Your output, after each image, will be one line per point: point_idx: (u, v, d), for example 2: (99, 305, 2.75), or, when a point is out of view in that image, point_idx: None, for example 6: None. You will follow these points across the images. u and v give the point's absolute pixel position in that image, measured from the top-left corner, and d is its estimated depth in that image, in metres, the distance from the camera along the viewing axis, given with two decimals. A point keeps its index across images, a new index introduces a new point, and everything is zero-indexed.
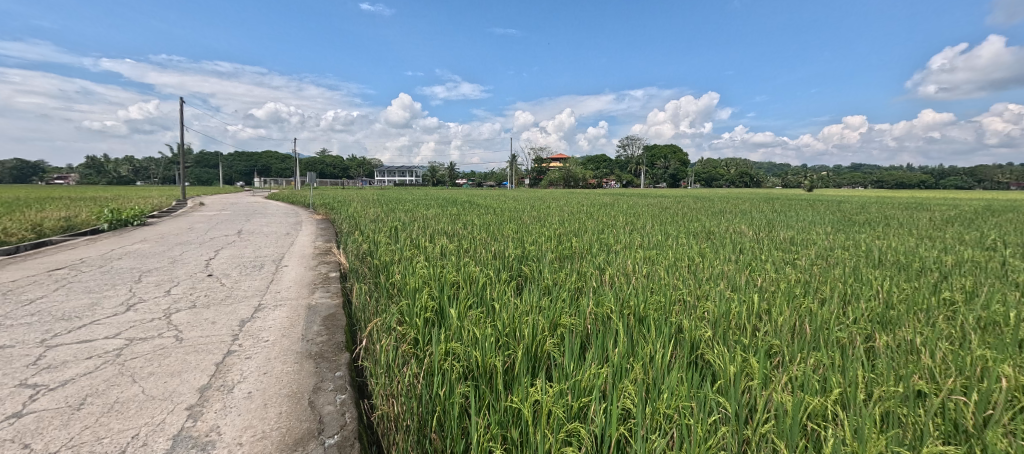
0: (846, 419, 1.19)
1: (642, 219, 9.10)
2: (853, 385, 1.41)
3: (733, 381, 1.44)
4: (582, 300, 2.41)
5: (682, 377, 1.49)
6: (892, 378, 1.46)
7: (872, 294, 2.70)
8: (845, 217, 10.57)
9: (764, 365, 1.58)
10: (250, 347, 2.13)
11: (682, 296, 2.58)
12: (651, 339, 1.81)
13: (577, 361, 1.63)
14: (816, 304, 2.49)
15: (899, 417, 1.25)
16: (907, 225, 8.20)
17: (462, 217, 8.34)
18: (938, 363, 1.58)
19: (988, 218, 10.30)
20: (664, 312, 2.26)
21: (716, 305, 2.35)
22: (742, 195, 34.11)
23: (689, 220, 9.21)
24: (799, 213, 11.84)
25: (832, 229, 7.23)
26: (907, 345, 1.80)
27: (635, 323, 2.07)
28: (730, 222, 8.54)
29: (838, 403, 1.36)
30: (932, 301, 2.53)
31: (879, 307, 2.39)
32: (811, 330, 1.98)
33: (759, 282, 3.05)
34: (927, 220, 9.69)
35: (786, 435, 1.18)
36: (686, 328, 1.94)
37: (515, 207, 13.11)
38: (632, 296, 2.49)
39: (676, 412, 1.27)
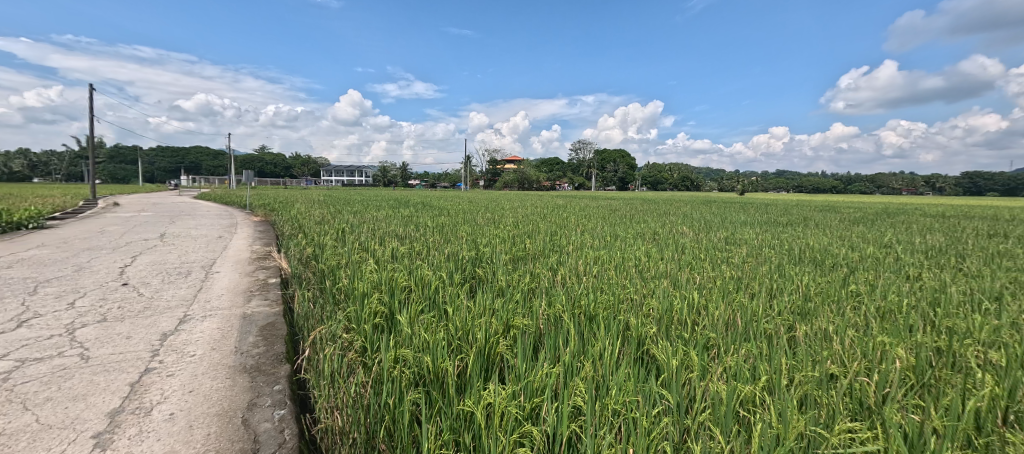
0: (773, 404, 1.30)
1: (593, 221, 9.41)
2: (778, 372, 1.55)
3: (675, 374, 1.52)
4: (535, 300, 2.44)
5: (629, 373, 1.56)
6: (810, 363, 1.62)
7: (793, 288, 2.99)
8: (771, 218, 11.62)
9: (702, 358, 1.69)
10: (173, 363, 1.93)
11: (629, 294, 2.69)
12: (601, 336, 1.87)
13: (529, 362, 1.64)
14: (747, 298, 2.70)
15: (815, 399, 1.39)
16: (822, 225, 9.17)
17: (414, 219, 8.15)
18: (847, 349, 1.77)
19: (885, 219, 11.79)
20: (613, 311, 2.34)
21: (659, 303, 2.48)
22: (682, 198, 36.39)
23: (636, 221, 9.65)
24: (732, 215, 12.83)
25: (760, 230, 7.91)
26: (822, 334, 2.00)
27: (586, 322, 2.13)
28: (673, 224, 9.07)
29: (766, 389, 1.48)
30: (842, 293, 2.85)
31: (798, 299, 2.65)
32: (743, 323, 2.15)
33: (698, 279, 3.27)
34: (837, 221, 10.89)
35: (722, 423, 1.26)
36: (633, 325, 2.03)
37: (468, 208, 13.01)
38: (583, 296, 2.56)
39: (623, 406, 1.32)
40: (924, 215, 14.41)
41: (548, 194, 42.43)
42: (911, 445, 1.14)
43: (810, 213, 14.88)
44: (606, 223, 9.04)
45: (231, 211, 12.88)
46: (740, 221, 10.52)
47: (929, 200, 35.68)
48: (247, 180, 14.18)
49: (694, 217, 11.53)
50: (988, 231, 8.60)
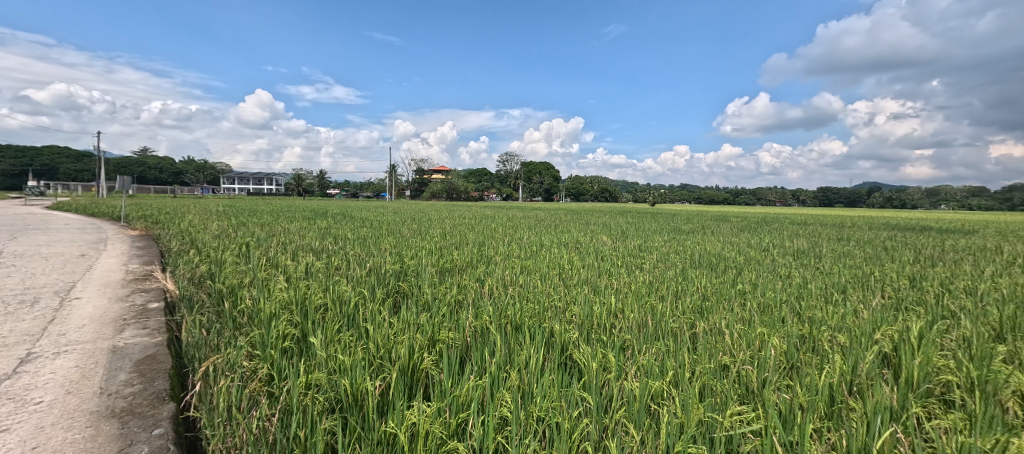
0: (677, 396, 1.43)
1: (520, 231, 9.63)
2: (682, 366, 1.71)
3: (595, 376, 1.61)
4: (461, 313, 2.42)
5: (552, 378, 1.61)
6: (707, 357, 1.82)
7: (694, 289, 3.35)
8: (676, 227, 12.94)
9: (618, 359, 1.81)
10: (8, 416, 1.55)
11: (553, 302, 2.80)
12: (526, 345, 1.92)
13: (455, 375, 1.62)
14: (657, 300, 2.97)
15: (712, 388, 1.56)
16: (717, 233, 10.45)
17: (332, 231, 7.62)
18: (736, 341, 2.02)
19: (763, 227, 13.80)
20: (538, 319, 2.41)
21: (581, 309, 2.60)
22: (601, 209, 38.89)
23: (559, 230, 10.08)
24: (645, 224, 14.04)
25: (667, 237, 8.74)
26: (717, 329, 2.27)
27: (512, 332, 2.16)
28: (593, 233, 9.63)
29: (673, 382, 1.63)
30: (733, 292, 3.25)
31: (698, 300, 2.98)
32: (654, 324, 2.35)
33: (615, 285, 3.50)
34: (728, 229, 12.48)
35: (635, 419, 1.36)
36: (556, 332, 2.11)
37: (392, 219, 12.50)
38: (509, 306, 2.59)
39: (547, 412, 1.36)
40: (791, 223, 17.12)
41: (476, 205, 42.47)
42: (784, 420, 1.34)
43: (707, 222, 16.88)
44: (532, 232, 9.31)
45: (98, 224, 10.83)
46: (650, 229, 11.53)
47: (795, 211, 42.57)
48: (122, 187, 12.08)
49: (611, 226, 12.37)
50: (836, 235, 10.48)
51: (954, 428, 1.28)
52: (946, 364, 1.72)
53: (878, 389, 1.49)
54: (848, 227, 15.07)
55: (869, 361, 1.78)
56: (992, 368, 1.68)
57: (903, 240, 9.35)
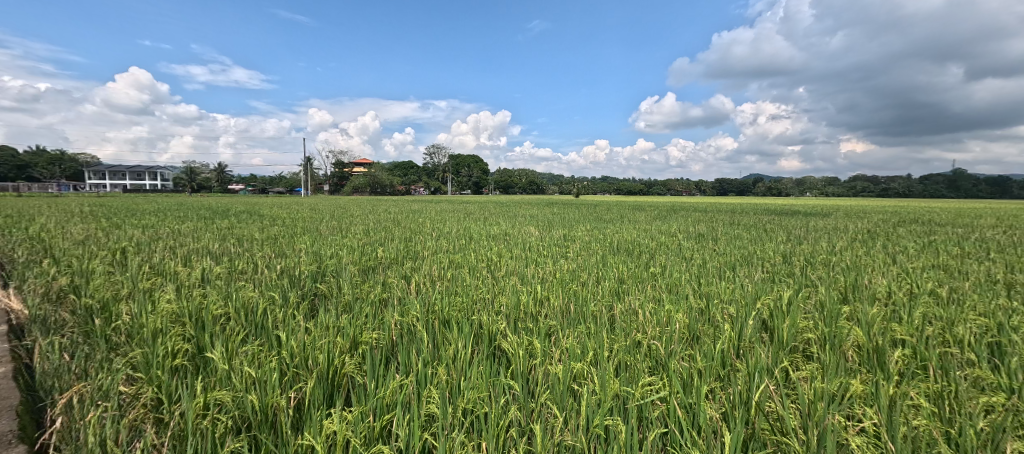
0: (595, 374, 1.54)
1: (448, 224, 9.52)
2: (600, 346, 1.84)
3: (521, 362, 1.66)
4: (386, 312, 2.33)
5: (480, 370, 1.63)
6: (623, 336, 1.97)
7: (612, 274, 3.60)
8: (598, 216, 13.74)
9: (544, 344, 1.89)
10: None
11: (482, 294, 2.82)
12: (453, 339, 1.91)
13: (380, 376, 1.56)
14: (579, 286, 3.14)
15: (626, 363, 1.71)
16: (632, 220, 11.32)
17: (236, 231, 6.83)
18: (648, 319, 2.22)
19: (672, 214, 15.22)
20: (467, 312, 2.41)
21: (508, 299, 2.66)
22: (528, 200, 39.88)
23: (488, 223, 10.13)
24: (569, 214, 14.69)
25: (589, 226, 9.24)
26: (632, 309, 2.47)
27: (440, 327, 2.14)
28: (520, 224, 9.83)
29: (593, 361, 1.74)
30: (645, 274, 3.56)
31: (616, 284, 3.21)
32: (576, 308, 2.49)
33: (542, 274, 3.63)
34: (642, 217, 13.57)
35: (559, 400, 1.43)
36: (485, 324, 2.13)
37: (307, 216, 11.55)
38: (437, 301, 2.56)
39: (474, 404, 1.38)
40: (694, 210, 19.15)
41: (402, 199, 40.91)
42: (685, 386, 1.51)
43: (624, 211, 18.15)
44: (460, 225, 9.23)
45: None
46: (574, 219, 12.10)
47: (697, 199, 47.60)
48: None
49: (538, 217, 12.79)
50: (728, 220, 11.97)
51: (811, 376, 1.55)
52: (807, 325, 2.07)
53: (758, 351, 1.74)
54: (738, 213, 17.31)
55: (751, 327, 2.07)
56: (838, 325, 2.07)
57: (778, 222, 10.99)
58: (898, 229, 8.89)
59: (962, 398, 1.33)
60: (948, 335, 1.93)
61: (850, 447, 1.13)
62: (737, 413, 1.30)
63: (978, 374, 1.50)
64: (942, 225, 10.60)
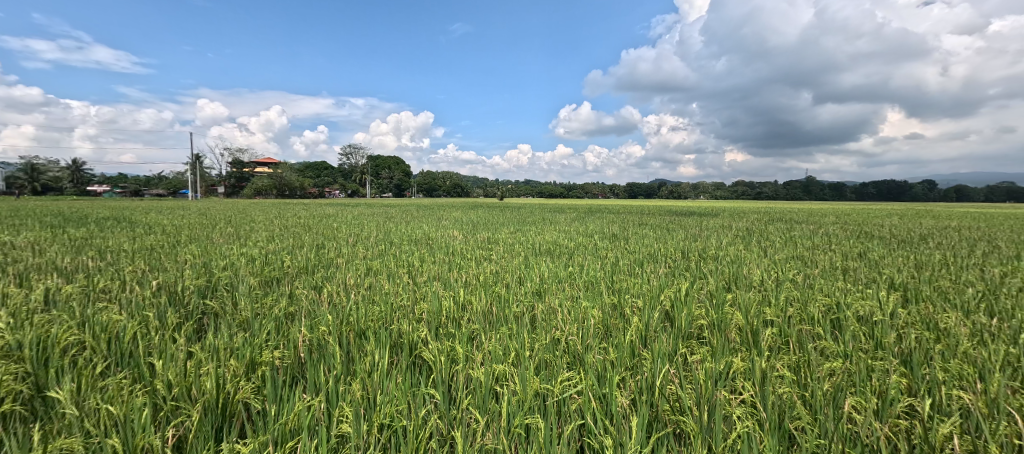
0: (516, 374, 1.56)
1: (367, 229, 9.00)
2: (521, 346, 1.87)
3: (442, 369, 1.63)
4: (292, 326, 2.12)
5: (398, 380, 1.56)
6: (543, 335, 2.03)
7: (534, 274, 3.70)
8: (521, 219, 14.06)
9: (466, 349, 1.87)
10: None
11: (402, 301, 2.70)
12: (369, 350, 1.80)
13: (284, 399, 1.41)
14: (502, 288, 3.17)
15: (546, 361, 1.76)
16: (553, 223, 11.79)
17: (97, 242, 5.69)
18: (567, 317, 2.32)
19: (589, 216, 16.17)
20: (385, 322, 2.29)
21: (430, 305, 2.59)
22: (451, 204, 39.35)
23: (409, 227, 9.78)
24: (494, 217, 14.80)
25: (512, 229, 9.40)
26: (551, 308, 2.56)
27: (355, 339, 2.00)
28: (443, 228, 9.66)
29: (514, 361, 1.77)
30: (564, 274, 3.72)
31: (538, 284, 3.31)
32: (498, 310, 2.51)
33: (465, 277, 3.60)
34: (562, 219, 14.22)
35: (481, 404, 1.41)
36: (405, 333, 2.04)
37: (195, 222, 10.07)
38: (351, 312, 2.39)
39: (392, 417, 1.31)
40: (608, 212, 20.57)
41: (314, 202, 37.82)
42: (599, 377, 1.60)
43: (546, 213, 18.82)
44: (379, 230, 8.77)
45: None
46: (497, 222, 12.24)
47: (611, 202, 51.27)
48: None
49: (462, 221, 12.70)
50: (637, 221, 13.08)
51: (703, 358, 1.75)
52: (701, 313, 2.33)
53: (661, 340, 1.91)
54: (645, 214, 19.00)
55: (656, 318, 2.28)
56: (724, 311, 2.37)
57: (678, 222, 12.28)
58: (769, 227, 10.48)
59: (813, 366, 1.60)
60: (804, 314, 2.32)
61: (733, 417, 1.29)
62: (643, 398, 1.41)
63: (824, 345, 1.82)
64: (799, 223, 12.76)
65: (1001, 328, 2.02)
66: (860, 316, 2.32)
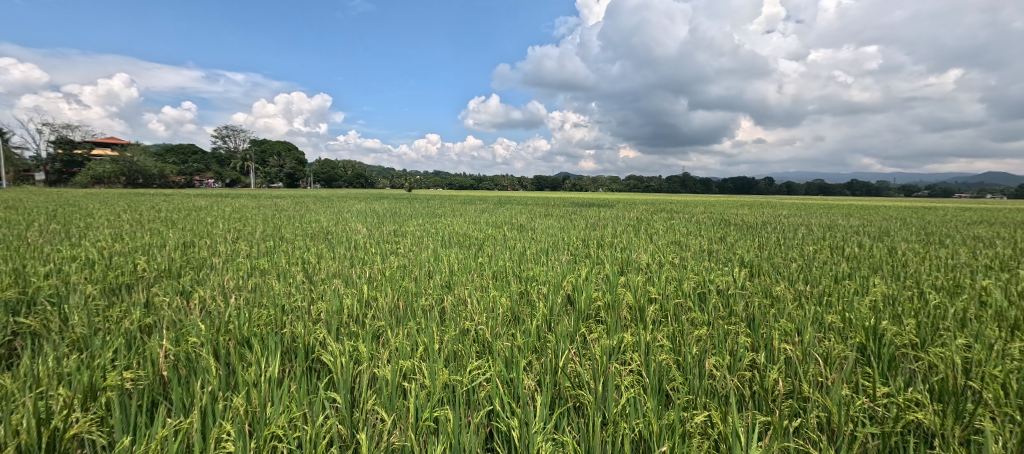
0: (425, 367, 1.54)
1: (252, 223, 7.97)
2: (430, 339, 1.84)
3: (343, 370, 1.53)
4: (152, 339, 1.79)
5: (293, 388, 1.42)
6: (451, 326, 2.02)
7: (443, 266, 3.66)
8: (429, 210, 13.72)
9: (370, 347, 1.78)
10: None
11: (295, 302, 2.45)
12: (255, 359, 1.60)
13: (140, 428, 1.19)
14: (409, 282, 3.07)
15: (456, 352, 1.76)
16: (463, 214, 11.78)
17: None
18: (476, 307, 2.35)
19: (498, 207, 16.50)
20: (275, 326, 2.06)
21: (329, 304, 2.39)
22: (351, 195, 36.71)
23: (302, 220, 8.83)
24: (401, 209, 14.23)
25: (421, 221, 9.17)
26: (460, 300, 2.57)
27: (237, 348, 1.77)
28: (343, 220, 8.94)
29: (423, 354, 1.74)
30: (474, 265, 3.73)
31: (447, 276, 3.28)
32: (406, 305, 2.43)
33: (369, 272, 3.41)
34: (472, 210, 14.27)
35: (387, 403, 1.36)
36: (299, 336, 1.86)
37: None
38: (231, 318, 2.10)
39: (283, 430, 1.20)
40: (516, 203, 21.23)
41: (181, 192, 32.12)
42: (507, 363, 1.66)
43: (455, 205, 18.67)
44: (268, 224, 7.83)
45: None
46: (404, 214, 11.75)
47: (518, 194, 52.82)
48: None
49: (366, 213, 11.96)
50: (544, 212, 13.72)
51: (599, 336, 1.93)
52: (597, 295, 2.55)
53: (563, 323, 2.04)
54: (550, 205, 20.01)
55: (559, 303, 2.42)
56: (617, 292, 2.62)
57: (579, 213, 13.19)
58: (655, 216, 11.86)
59: (685, 335, 1.87)
60: (679, 290, 2.70)
61: (623, 386, 1.45)
62: (547, 378, 1.50)
63: (694, 316, 2.14)
64: (678, 212, 14.63)
65: (812, 292, 2.60)
66: (719, 289, 2.77)
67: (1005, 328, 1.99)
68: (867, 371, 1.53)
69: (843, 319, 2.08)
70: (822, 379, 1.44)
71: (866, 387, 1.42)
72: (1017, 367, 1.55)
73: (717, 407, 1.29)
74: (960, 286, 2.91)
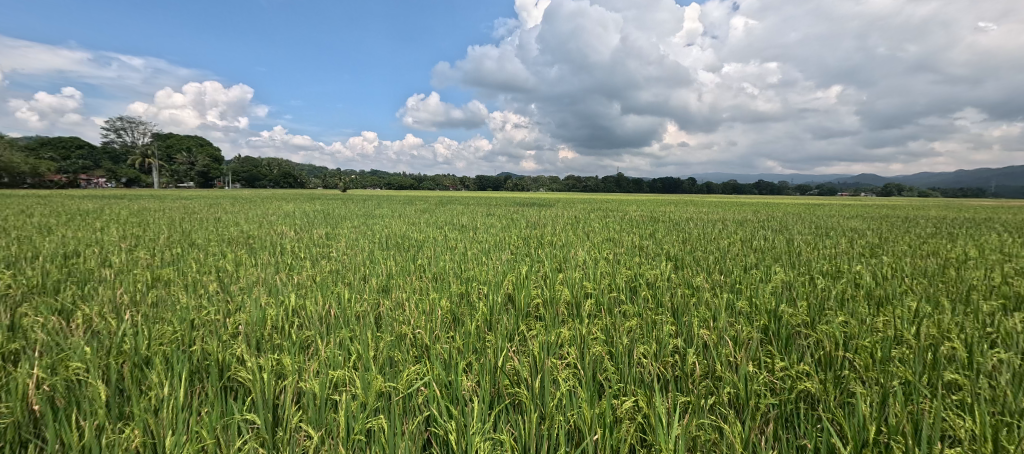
0: (358, 377, 1.46)
1: (156, 228, 7.06)
2: (363, 346, 1.76)
3: (264, 387, 1.41)
4: (20, 368, 1.51)
5: (203, 411, 1.28)
6: (387, 332, 1.95)
7: (379, 270, 3.50)
8: (365, 211, 13.12)
9: (297, 359, 1.65)
10: None
11: (207, 315, 2.21)
12: (156, 382, 1.42)
13: None
14: (342, 287, 2.90)
15: (393, 359, 1.70)
16: (401, 215, 11.40)
17: None
18: (414, 311, 2.28)
19: (439, 207, 16.23)
20: (182, 343, 1.84)
21: (248, 316, 2.18)
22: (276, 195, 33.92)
23: (216, 224, 7.94)
24: (335, 210, 13.46)
25: (356, 222, 8.74)
26: (398, 303, 2.48)
27: (134, 371, 1.55)
28: (266, 224, 8.20)
29: (356, 362, 1.65)
30: (413, 267, 3.62)
31: (384, 280, 3.15)
32: (338, 312, 2.30)
33: (296, 279, 3.17)
34: (412, 210, 13.89)
35: (315, 417, 1.28)
36: (212, 352, 1.68)
37: None
38: (126, 337, 1.83)
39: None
40: (457, 203, 21.00)
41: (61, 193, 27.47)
42: (447, 365, 1.63)
43: (392, 205, 18.01)
44: (176, 229, 6.98)
45: None
46: (338, 215, 11.11)
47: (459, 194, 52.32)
48: None
49: (294, 214, 11.10)
50: (485, 212, 13.76)
51: (537, 333, 1.97)
52: (537, 293, 2.60)
53: (503, 323, 2.06)
54: (492, 205, 20.11)
55: (499, 303, 2.44)
56: (555, 289, 2.70)
57: (520, 212, 13.39)
58: (591, 214, 12.39)
59: (617, 327, 1.97)
60: (612, 284, 2.84)
61: (559, 379, 1.49)
62: (487, 378, 1.50)
63: (625, 308, 2.27)
64: (612, 211, 15.41)
65: (725, 282, 2.87)
66: (648, 282, 2.96)
67: (872, 306, 2.35)
68: (768, 349, 1.73)
69: (750, 304, 2.33)
70: (733, 359, 1.61)
71: (768, 363, 1.60)
72: (881, 337, 1.83)
73: (644, 393, 1.38)
74: (841, 271, 3.39)
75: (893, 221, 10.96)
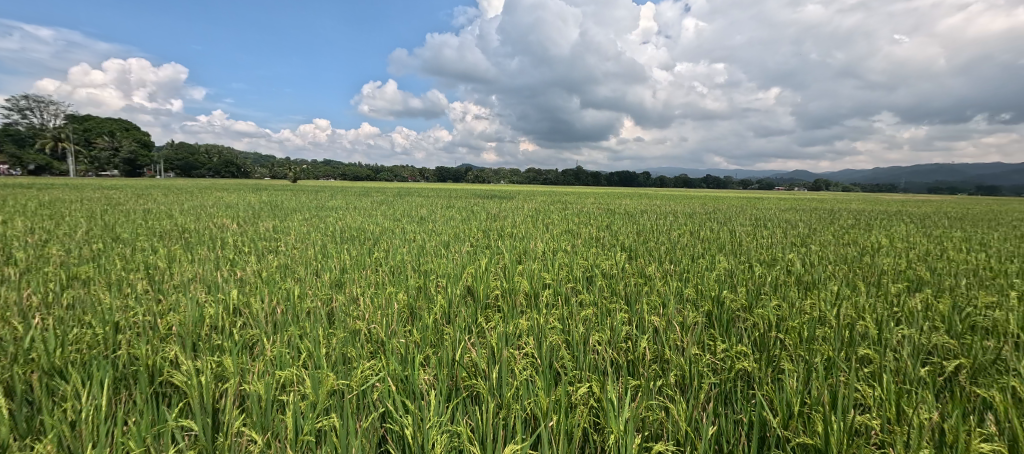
0: (307, 376, 1.40)
1: (72, 221, 6.33)
2: (314, 344, 1.68)
3: (202, 391, 1.31)
4: None
5: (129, 420, 1.17)
6: (340, 328, 1.87)
7: (333, 264, 3.36)
8: (317, 203, 12.51)
9: (240, 359, 1.55)
10: None
11: (135, 315, 2.01)
12: (73, 392, 1.28)
13: None
14: (291, 283, 2.75)
15: (346, 355, 1.64)
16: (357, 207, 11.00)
17: None
18: (369, 306, 2.21)
19: (396, 199, 15.78)
20: (104, 348, 1.67)
21: (184, 315, 2.02)
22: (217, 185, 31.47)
23: (146, 217, 7.25)
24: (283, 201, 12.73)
25: (307, 214, 8.31)
26: (352, 299, 2.39)
27: (46, 380, 1.39)
28: (205, 216, 7.60)
29: (307, 361, 1.58)
30: (369, 261, 3.50)
31: (337, 274, 3.02)
32: (286, 309, 2.18)
33: (240, 275, 2.97)
34: (368, 202, 13.43)
35: (261, 420, 1.21)
36: (141, 356, 1.54)
37: None
38: (35, 343, 1.63)
39: None
40: (415, 194, 20.54)
41: None
42: (403, 360, 1.60)
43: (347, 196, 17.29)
44: (97, 222, 6.30)
45: None
46: (287, 207, 10.52)
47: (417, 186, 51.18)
48: None
49: (238, 206, 10.37)
50: (445, 203, 13.58)
51: (496, 324, 1.97)
52: (496, 284, 2.61)
53: (461, 315, 2.05)
54: (451, 197, 19.84)
55: (458, 295, 2.42)
56: (515, 280, 2.72)
57: (480, 204, 13.34)
58: (550, 207, 12.60)
59: (574, 316, 2.03)
60: (569, 275, 2.90)
61: (516, 369, 1.51)
62: (445, 371, 1.49)
63: (581, 297, 2.33)
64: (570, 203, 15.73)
65: (675, 271, 3.03)
66: (603, 272, 3.06)
67: (801, 290, 2.58)
68: (710, 332, 1.85)
69: (696, 291, 2.48)
70: (679, 343, 1.70)
71: (711, 345, 1.71)
72: (808, 318, 2.01)
73: (597, 378, 1.43)
74: (776, 259, 3.68)
75: (821, 213, 12.08)
